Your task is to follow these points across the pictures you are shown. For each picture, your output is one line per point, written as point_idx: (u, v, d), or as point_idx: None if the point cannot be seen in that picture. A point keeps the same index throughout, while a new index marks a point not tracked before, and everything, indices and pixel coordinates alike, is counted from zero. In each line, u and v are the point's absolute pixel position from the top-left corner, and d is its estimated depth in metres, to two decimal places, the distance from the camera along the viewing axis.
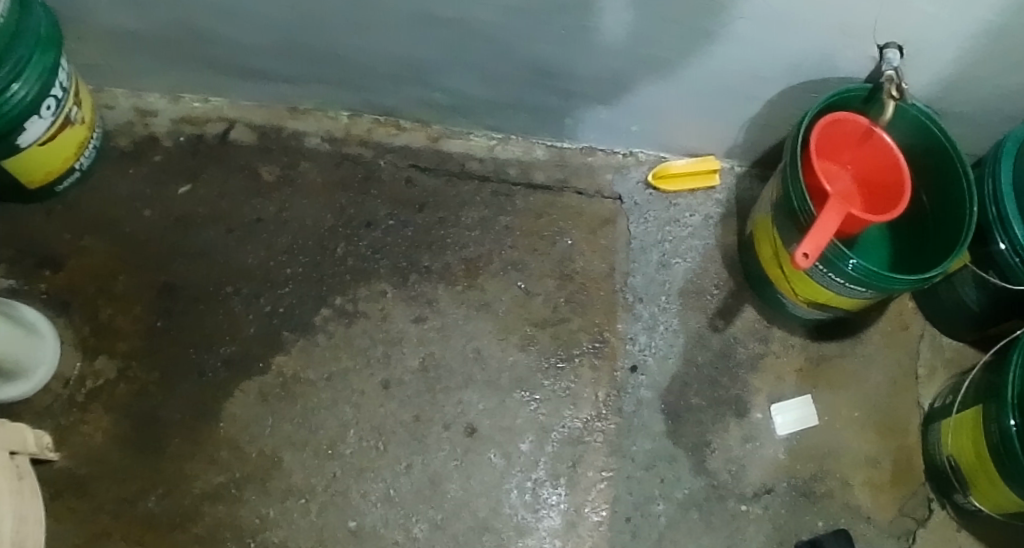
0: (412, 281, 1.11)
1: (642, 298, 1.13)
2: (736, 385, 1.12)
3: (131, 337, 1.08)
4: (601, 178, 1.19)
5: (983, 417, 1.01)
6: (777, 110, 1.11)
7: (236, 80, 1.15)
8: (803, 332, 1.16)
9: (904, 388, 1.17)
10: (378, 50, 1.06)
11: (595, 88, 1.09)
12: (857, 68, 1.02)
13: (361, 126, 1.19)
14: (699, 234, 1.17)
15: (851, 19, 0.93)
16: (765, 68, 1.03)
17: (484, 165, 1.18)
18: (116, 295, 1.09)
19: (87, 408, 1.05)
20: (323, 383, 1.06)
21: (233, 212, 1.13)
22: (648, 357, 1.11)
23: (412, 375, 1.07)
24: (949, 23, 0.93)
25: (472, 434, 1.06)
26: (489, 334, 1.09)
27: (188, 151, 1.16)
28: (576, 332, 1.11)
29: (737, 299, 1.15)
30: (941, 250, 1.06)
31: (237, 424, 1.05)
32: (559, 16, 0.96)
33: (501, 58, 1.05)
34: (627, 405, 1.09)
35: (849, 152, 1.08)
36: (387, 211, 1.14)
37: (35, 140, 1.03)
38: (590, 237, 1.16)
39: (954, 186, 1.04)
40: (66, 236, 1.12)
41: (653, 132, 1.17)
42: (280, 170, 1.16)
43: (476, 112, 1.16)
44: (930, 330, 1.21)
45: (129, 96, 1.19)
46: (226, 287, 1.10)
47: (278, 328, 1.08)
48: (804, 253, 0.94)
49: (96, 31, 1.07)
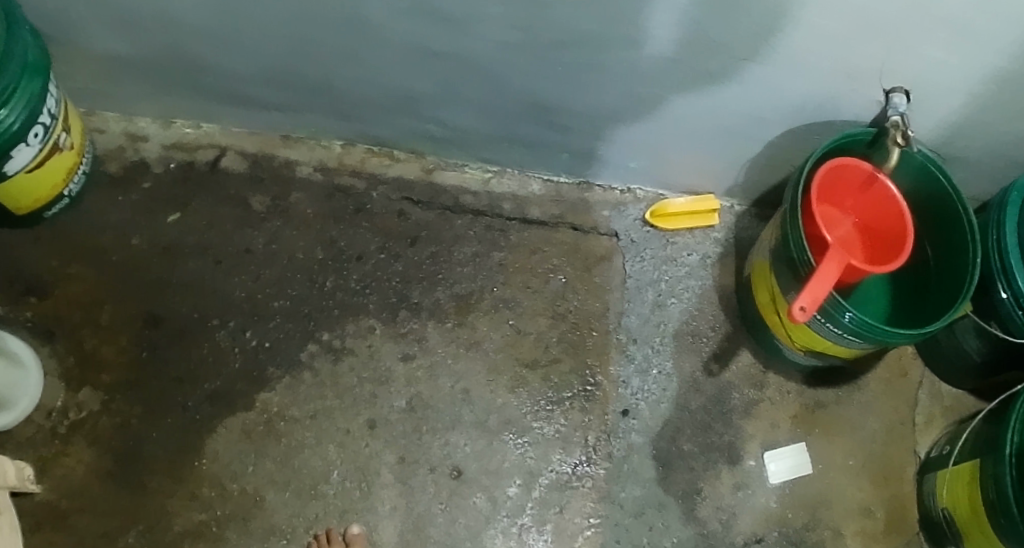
0: (401, 318, 1.09)
1: (635, 340, 1.11)
2: (729, 432, 1.10)
3: (115, 369, 1.06)
4: (598, 214, 1.16)
5: (981, 471, 0.98)
6: (779, 151, 1.08)
7: (229, 107, 1.13)
8: (799, 377, 1.14)
9: (900, 436, 1.15)
10: (372, 80, 1.04)
11: (594, 124, 1.07)
12: (862, 112, 1.00)
13: (354, 155, 1.17)
14: (696, 274, 1.14)
15: (856, 62, 0.91)
16: (767, 109, 1.01)
17: (478, 200, 1.16)
18: (101, 326, 1.08)
19: (70, 440, 1.04)
20: (308, 421, 1.05)
21: (222, 242, 1.11)
22: (640, 402, 1.09)
23: (399, 415, 1.05)
24: (959, 69, 0.91)
25: (458, 476, 1.04)
26: (479, 374, 1.08)
27: (178, 178, 1.14)
28: (567, 374, 1.09)
29: (733, 343, 1.13)
30: (943, 300, 1.03)
31: (221, 461, 1.03)
32: (558, 50, 0.94)
33: (498, 92, 1.03)
34: (617, 451, 1.07)
35: (852, 197, 1.05)
36: (378, 245, 1.12)
37: (22, 167, 1.01)
38: (584, 274, 1.13)
39: (957, 235, 1.01)
40: (54, 263, 1.10)
41: (652, 169, 1.14)
42: (270, 200, 1.13)
43: (473, 145, 1.13)
44: (930, 378, 1.19)
45: (119, 119, 1.17)
46: (212, 320, 1.08)
47: (264, 364, 1.06)
48: (801, 307, 0.91)
49: (87, 54, 1.05)
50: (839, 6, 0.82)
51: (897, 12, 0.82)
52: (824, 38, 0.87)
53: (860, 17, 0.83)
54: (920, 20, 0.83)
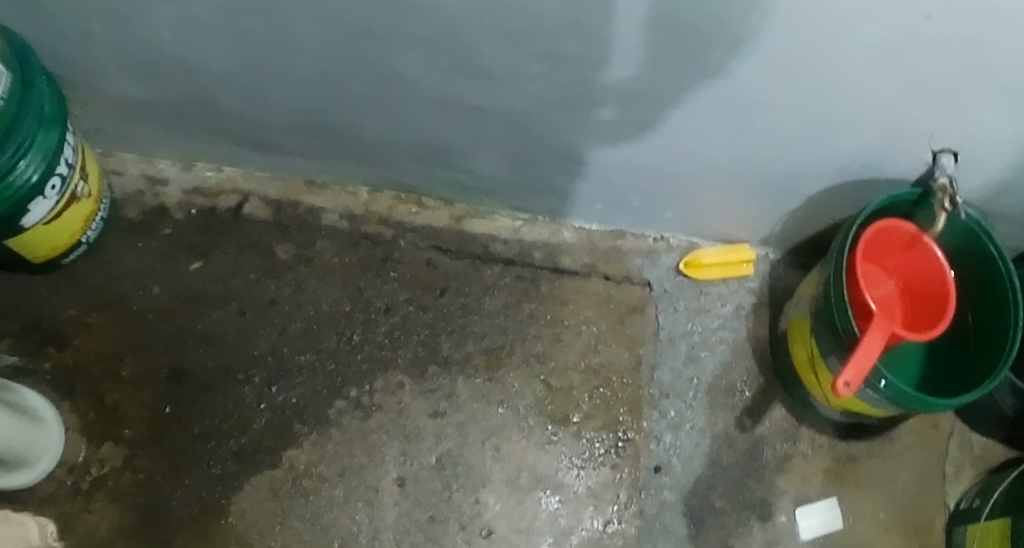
0: (430, 373, 1.08)
1: (668, 394, 1.11)
2: (761, 487, 1.08)
3: (137, 424, 1.04)
4: (630, 263, 1.16)
5: (1011, 531, 0.94)
6: (816, 209, 1.06)
7: (253, 154, 1.11)
8: (832, 430, 1.12)
9: (930, 487, 1.11)
10: (401, 131, 1.01)
11: (630, 177, 1.04)
12: (907, 171, 0.95)
13: (381, 202, 1.16)
14: (730, 325, 1.14)
15: (908, 126, 0.87)
16: (812, 167, 0.97)
17: (508, 248, 1.15)
18: (122, 379, 1.05)
19: (92, 496, 1.01)
20: (336, 479, 1.03)
21: (246, 293, 1.10)
22: (672, 458, 1.08)
23: (429, 473, 1.04)
24: (1013, 134, 0.86)
25: (488, 535, 1.03)
26: (509, 430, 1.07)
27: (200, 225, 1.13)
28: (598, 430, 1.08)
29: (767, 397, 1.12)
30: (983, 364, 1.01)
31: (247, 520, 1.01)
32: (599, 109, 0.91)
33: (532, 145, 1.00)
34: (649, 508, 1.06)
35: (894, 257, 1.04)
36: (405, 296, 1.12)
37: (40, 220, 0.97)
38: (616, 325, 1.13)
39: (1000, 295, 0.99)
40: (72, 311, 1.07)
41: (688, 219, 1.12)
42: (295, 249, 1.13)
43: (503, 194, 1.12)
44: (960, 427, 1.15)
45: (138, 161, 1.15)
46: (237, 374, 1.06)
47: (291, 420, 1.05)
48: (845, 382, 0.90)
49: (104, 100, 1.02)
50: (898, 71, 0.78)
51: (957, 76, 0.78)
52: (878, 102, 0.83)
53: (916, 84, 0.80)
54: (980, 86, 0.79)
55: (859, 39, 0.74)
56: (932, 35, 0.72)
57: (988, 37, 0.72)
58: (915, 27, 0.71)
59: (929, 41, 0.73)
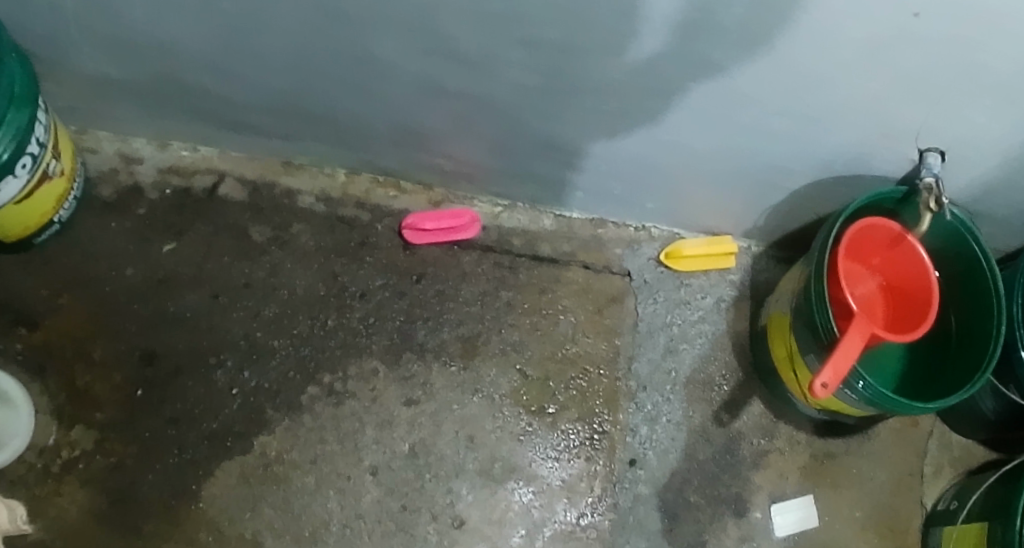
0: (405, 360, 1.07)
1: (645, 386, 1.10)
2: (737, 483, 1.07)
3: (108, 407, 1.03)
4: (610, 252, 1.15)
5: (988, 537, 0.93)
6: (799, 202, 1.04)
7: (228, 134, 1.09)
8: (810, 427, 1.11)
9: (908, 487, 1.10)
10: (380, 115, 0.99)
11: (611, 165, 1.02)
12: (894, 168, 0.93)
13: (359, 185, 1.15)
14: (709, 318, 1.13)
15: (893, 124, 0.85)
16: (794, 162, 0.95)
17: (487, 235, 1.14)
18: (93, 361, 1.04)
19: (63, 479, 0.99)
20: (307, 466, 1.02)
21: (221, 275, 1.09)
22: (648, 451, 1.07)
23: (402, 462, 1.03)
24: (1001, 134, 0.84)
25: (460, 526, 1.02)
26: (484, 420, 1.06)
27: (173, 205, 1.12)
28: (574, 422, 1.07)
29: (745, 392, 1.11)
30: (964, 367, 1.00)
31: (217, 505, 1.00)
32: (579, 96, 0.89)
33: (512, 131, 0.98)
34: (623, 501, 1.05)
35: (878, 255, 1.03)
36: (381, 281, 1.11)
37: (10, 199, 0.95)
38: (595, 315, 1.12)
39: (983, 297, 0.98)
40: (44, 291, 1.06)
41: (669, 210, 1.11)
42: (270, 231, 1.12)
43: (482, 181, 1.11)
44: (940, 426, 1.13)
45: (113, 139, 1.13)
46: (210, 358, 1.06)
47: (263, 406, 1.04)
48: (823, 383, 0.88)
49: (77, 77, 1.00)
50: (884, 68, 0.76)
51: (945, 74, 0.76)
52: (865, 99, 0.81)
53: (904, 80, 0.77)
54: (968, 85, 0.77)
55: (844, 32, 0.72)
56: (919, 32, 0.70)
57: (977, 35, 0.70)
58: (902, 23, 0.69)
59: (916, 38, 0.71)
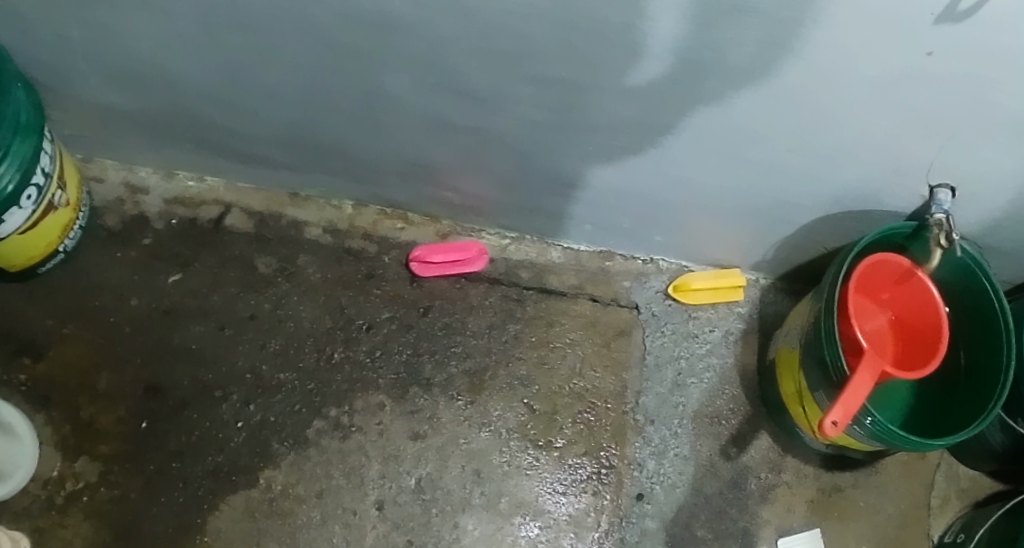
0: (411, 394, 1.07)
1: (653, 420, 1.09)
2: (744, 518, 1.07)
3: (113, 439, 1.02)
4: (618, 285, 1.15)
5: None
6: (808, 237, 1.04)
7: (234, 164, 1.09)
8: (817, 461, 1.10)
9: (915, 520, 1.09)
10: (388, 148, 0.99)
11: (619, 199, 1.02)
12: (904, 204, 0.93)
13: (366, 216, 1.14)
14: (717, 352, 1.13)
15: (903, 162, 0.85)
16: (803, 198, 0.95)
17: (494, 267, 1.14)
18: (97, 393, 1.04)
19: (66, 512, 0.99)
20: (313, 501, 1.01)
21: (227, 307, 1.09)
22: (655, 486, 1.07)
23: (408, 496, 1.03)
24: (1013, 171, 0.84)
25: None
26: (490, 454, 1.05)
27: (178, 235, 1.11)
28: (581, 456, 1.07)
29: (753, 426, 1.10)
30: (972, 402, 0.99)
31: (221, 539, 0.99)
32: (588, 132, 0.88)
33: (520, 166, 0.98)
34: (630, 536, 1.04)
35: (887, 289, 1.03)
36: (388, 314, 1.10)
37: (15, 229, 0.94)
38: (602, 348, 1.12)
39: (992, 331, 0.98)
40: (48, 321, 1.06)
41: (677, 243, 1.10)
42: (277, 262, 1.11)
43: (489, 214, 1.11)
44: (948, 459, 1.13)
45: (119, 168, 1.13)
46: (215, 391, 1.05)
47: (268, 439, 1.03)
48: (833, 422, 0.87)
49: (83, 107, 1.00)
50: (896, 106, 0.76)
51: (957, 112, 0.75)
52: (876, 136, 0.81)
53: (914, 118, 0.77)
54: (981, 123, 0.77)
55: (856, 72, 0.71)
56: (932, 71, 0.70)
57: (990, 74, 0.69)
58: (915, 62, 0.69)
59: (928, 77, 0.71)
